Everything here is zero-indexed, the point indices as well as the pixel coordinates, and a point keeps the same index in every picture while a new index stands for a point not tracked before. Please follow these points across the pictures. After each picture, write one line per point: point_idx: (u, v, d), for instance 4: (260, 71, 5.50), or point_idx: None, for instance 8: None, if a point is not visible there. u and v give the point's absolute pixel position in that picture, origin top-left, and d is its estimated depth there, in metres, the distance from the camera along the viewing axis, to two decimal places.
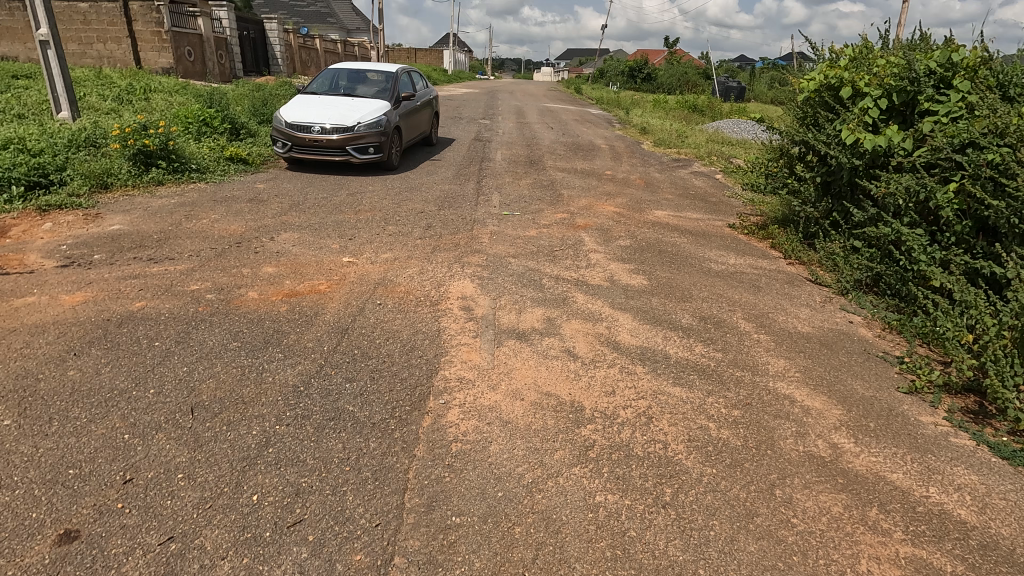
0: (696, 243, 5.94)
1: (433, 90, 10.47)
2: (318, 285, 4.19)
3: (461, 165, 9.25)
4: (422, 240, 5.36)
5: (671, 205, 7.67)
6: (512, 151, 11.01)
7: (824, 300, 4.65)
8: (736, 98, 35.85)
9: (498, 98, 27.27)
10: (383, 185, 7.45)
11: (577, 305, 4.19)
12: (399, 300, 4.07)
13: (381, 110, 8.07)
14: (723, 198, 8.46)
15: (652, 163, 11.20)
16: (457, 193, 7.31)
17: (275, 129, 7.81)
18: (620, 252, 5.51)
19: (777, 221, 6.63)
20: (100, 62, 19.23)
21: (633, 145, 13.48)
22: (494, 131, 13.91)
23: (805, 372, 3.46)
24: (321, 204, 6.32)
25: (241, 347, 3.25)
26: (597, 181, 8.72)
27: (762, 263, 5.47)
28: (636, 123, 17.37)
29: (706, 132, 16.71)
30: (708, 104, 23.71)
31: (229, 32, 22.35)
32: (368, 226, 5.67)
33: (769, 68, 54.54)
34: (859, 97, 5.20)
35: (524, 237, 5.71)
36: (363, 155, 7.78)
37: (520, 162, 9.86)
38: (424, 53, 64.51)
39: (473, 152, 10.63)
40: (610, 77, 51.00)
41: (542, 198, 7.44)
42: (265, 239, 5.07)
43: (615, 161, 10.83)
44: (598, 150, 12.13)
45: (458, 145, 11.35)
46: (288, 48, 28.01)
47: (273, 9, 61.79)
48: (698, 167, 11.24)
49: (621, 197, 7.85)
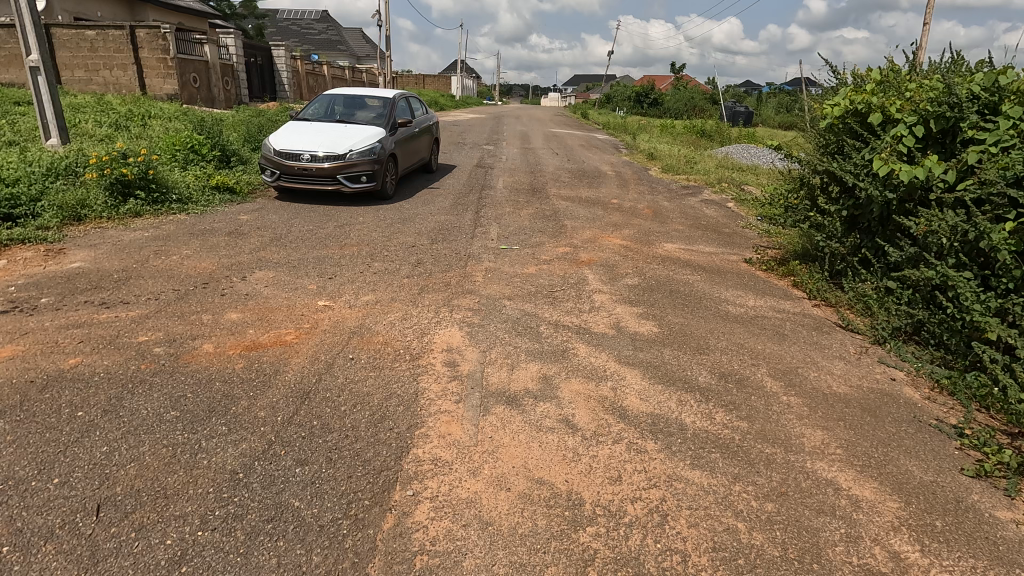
0: (710, 282, 5.42)
1: (432, 116, 10.16)
2: (284, 336, 3.70)
3: (459, 193, 8.84)
4: (409, 279, 4.89)
5: (681, 237, 7.18)
6: (514, 179, 10.61)
7: (859, 352, 4.11)
8: (745, 123, 35.58)
9: (504, 123, 27.19)
10: (375, 216, 7.02)
11: (578, 359, 3.68)
12: (374, 353, 3.57)
13: (375, 137, 7.70)
14: (737, 229, 7.96)
15: (660, 191, 10.76)
16: (453, 224, 6.87)
17: (264, 157, 7.45)
18: (627, 292, 5.01)
19: (798, 257, 6.12)
20: (106, 88, 19.28)
21: (641, 172, 13.06)
22: (498, 158, 13.58)
23: (849, 449, 2.91)
24: (304, 238, 5.89)
25: (179, 417, 2.76)
26: (603, 211, 8.26)
27: (785, 306, 4.94)
28: (644, 149, 17.02)
29: (716, 157, 16.31)
30: (717, 129, 23.37)
31: (236, 59, 22.46)
32: (352, 263, 5.22)
33: (776, 93, 54.56)
34: (890, 123, 4.74)
35: (522, 274, 5.23)
36: (356, 183, 7.38)
37: (523, 190, 9.44)
38: (433, 79, 65.26)
39: (474, 180, 10.24)
40: (617, 103, 51.18)
41: (544, 229, 6.99)
42: (236, 278, 4.63)
43: (621, 189, 10.39)
44: (604, 177, 11.72)
45: (459, 172, 10.98)
46: (295, 74, 28.19)
47: (285, 37, 63.02)
48: (709, 195, 10.77)
49: (628, 229, 7.38)
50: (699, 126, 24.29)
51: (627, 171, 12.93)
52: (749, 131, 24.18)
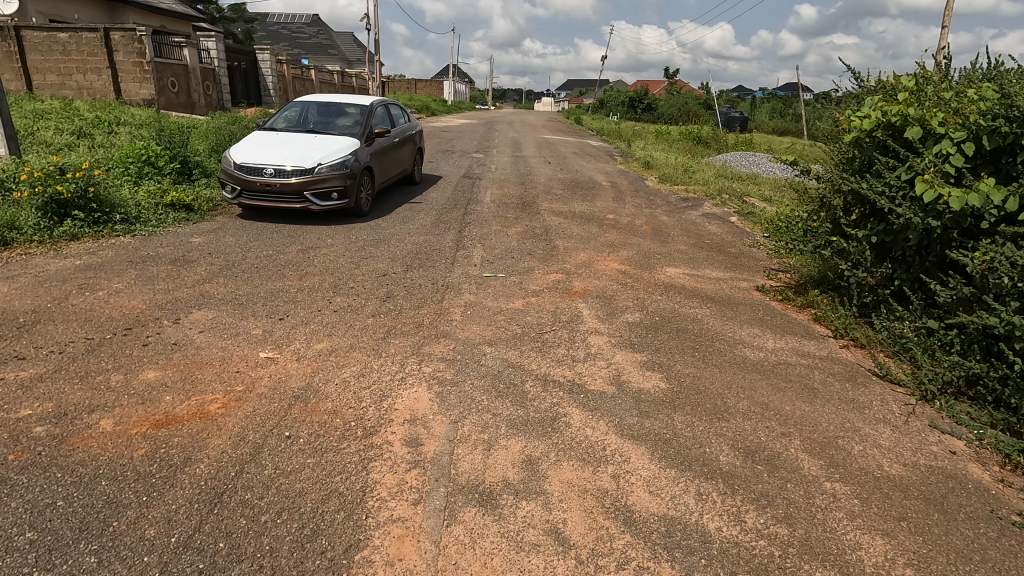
0: (721, 318, 4.76)
1: (414, 124, 9.48)
2: (207, 404, 2.98)
3: (442, 208, 8.17)
4: (373, 319, 4.21)
5: (684, 259, 6.52)
6: (503, 191, 9.95)
7: (904, 412, 3.45)
8: (740, 129, 35.15)
9: (496, 129, 26.61)
10: (346, 237, 6.32)
11: (570, 431, 3.00)
12: (319, 428, 2.88)
13: (348, 149, 7.00)
14: (743, 249, 7.32)
15: (658, 204, 10.12)
16: (432, 247, 6.19)
17: (224, 172, 6.73)
18: (626, 331, 4.35)
19: (817, 285, 5.47)
20: (79, 93, 18.50)
21: (637, 183, 12.45)
22: (487, 167, 12.92)
23: (922, 570, 2.24)
24: (261, 265, 5.18)
25: (34, 545, 2.05)
26: (598, 229, 7.61)
27: (809, 349, 4.28)
28: (639, 156, 16.44)
29: (715, 166, 15.75)
30: (713, 136, 22.83)
31: (218, 63, 21.74)
32: (310, 297, 4.53)
33: (769, 99, 54.39)
34: (931, 139, 4.11)
35: (506, 310, 4.57)
36: (326, 201, 6.68)
37: (511, 205, 8.78)
38: (424, 83, 64.63)
39: (459, 192, 9.58)
40: (610, 108, 50.80)
41: (533, 251, 6.34)
42: (167, 321, 3.91)
43: (617, 202, 9.75)
44: (599, 188, 11.09)
45: (444, 184, 10.31)
46: (281, 79, 27.47)
47: (275, 41, 62.27)
48: (709, 209, 10.15)
49: (626, 250, 6.72)
50: (694, 132, 23.75)
51: (622, 181, 12.30)
52: (745, 138, 23.67)
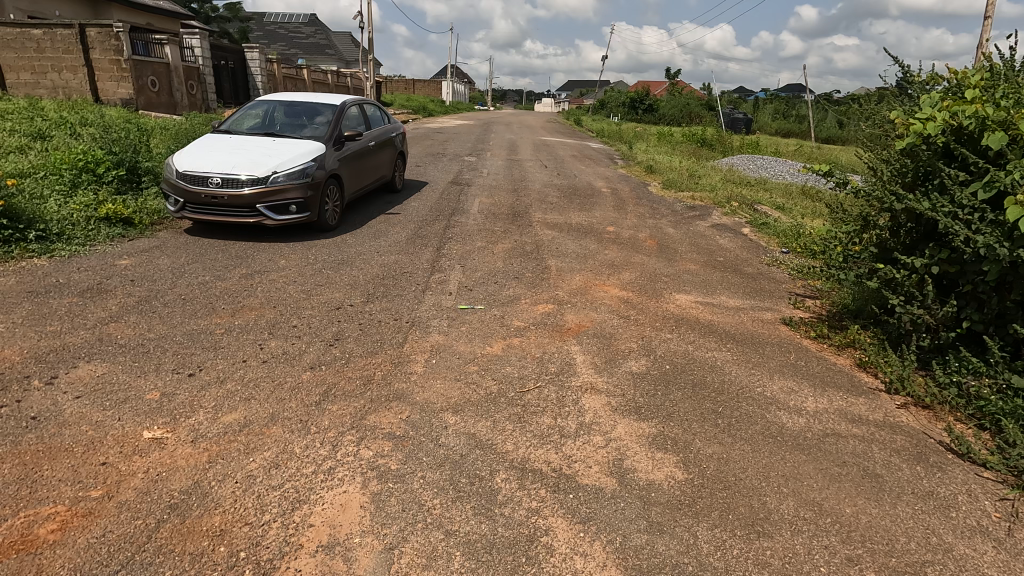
0: (745, 366, 3.88)
1: (391, 127, 8.62)
2: (37, 526, 2.10)
3: (423, 220, 7.31)
4: (310, 374, 3.33)
5: (696, 283, 5.64)
6: (493, 199, 9.09)
7: (1003, 516, 2.57)
8: (743, 131, 34.32)
9: (493, 131, 25.76)
10: (304, 257, 5.45)
11: (552, 563, 2.12)
12: (189, 566, 2.00)
13: (312, 154, 6.13)
14: (761, 269, 6.44)
15: (662, 213, 9.24)
16: (403, 269, 5.32)
17: (166, 182, 5.83)
18: (630, 385, 3.48)
19: (857, 320, 4.59)
20: (54, 92, 17.66)
21: (639, 189, 11.59)
22: (478, 172, 12.06)
23: None
24: (190, 295, 4.32)
25: None
26: (595, 245, 6.75)
27: (860, 412, 3.40)
28: (641, 160, 15.59)
29: (721, 170, 14.89)
30: (717, 137, 21.97)
31: (203, 61, 20.89)
32: (238, 340, 3.67)
33: (772, 100, 53.61)
34: (1019, 149, 3.29)
35: (481, 357, 3.70)
36: (284, 214, 5.80)
37: (501, 215, 7.92)
38: (422, 83, 63.76)
39: (445, 201, 8.71)
40: (610, 109, 50.03)
41: (520, 274, 5.48)
42: (39, 380, 3.04)
43: (617, 212, 8.90)
44: (598, 195, 10.22)
45: (429, 191, 9.45)
46: (271, 78, 26.64)
47: (271, 40, 61.50)
48: (719, 219, 9.28)
49: (628, 271, 5.84)
50: (698, 133, 22.89)
51: (624, 188, 11.44)
52: (750, 140, 22.83)
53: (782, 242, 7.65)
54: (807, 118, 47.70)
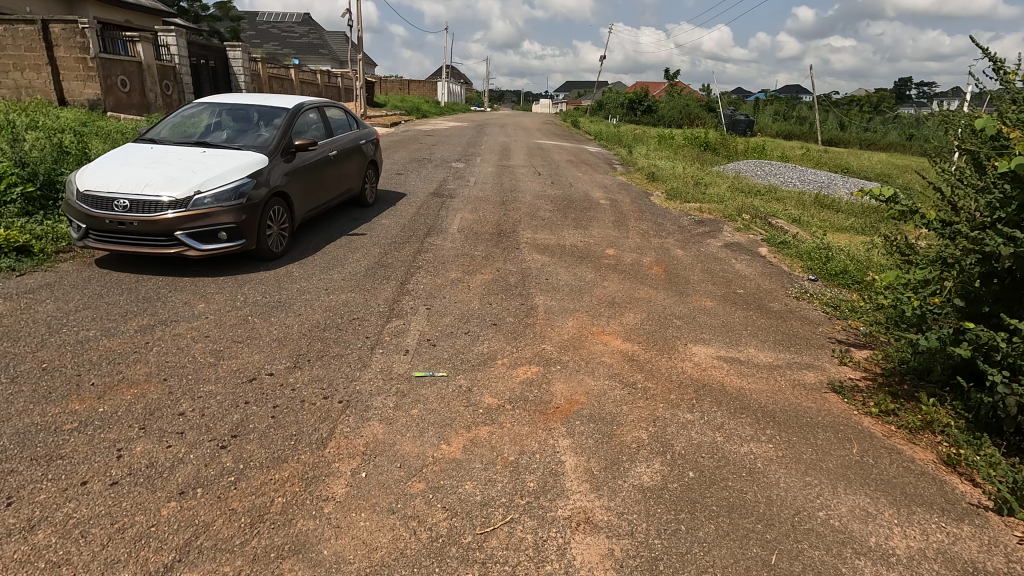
0: (794, 468, 2.85)
1: (359, 133, 7.60)
2: None
3: (392, 243, 6.28)
4: (174, 507, 2.29)
5: (715, 328, 4.61)
6: (477, 214, 8.06)
7: None
8: (744, 134, 33.36)
9: (487, 133, 24.75)
10: (232, 297, 4.40)
11: None
12: None
13: (250, 169, 5.08)
14: (789, 305, 5.42)
15: (669, 230, 8.22)
16: (353, 315, 4.28)
17: (68, 204, 4.75)
18: (640, 512, 2.45)
19: (928, 390, 3.57)
20: (17, 93, 16.59)
21: (641, 200, 10.58)
22: (465, 181, 11.02)
23: None
24: (57, 362, 3.27)
25: None
26: (592, 274, 5.72)
27: (972, 557, 2.37)
28: (642, 166, 14.59)
29: (728, 177, 13.89)
30: (721, 140, 20.98)
31: (179, 60, 19.82)
32: (90, 441, 2.62)
33: (773, 101, 52.67)
34: None
35: (432, 464, 2.66)
36: (212, 242, 4.74)
37: (485, 236, 6.90)
38: (417, 84, 62.72)
39: (422, 217, 7.68)
40: (609, 110, 49.11)
41: (501, 318, 4.45)
42: None
43: (618, 229, 7.87)
44: (597, 208, 9.20)
45: (405, 205, 8.43)
46: (255, 78, 25.60)
47: (264, 40, 60.45)
48: (731, 237, 8.27)
49: (632, 312, 4.81)
50: (700, 136, 21.90)
51: (625, 199, 10.42)
52: (755, 143, 21.86)
53: (808, 267, 6.63)
54: (809, 120, 46.79)
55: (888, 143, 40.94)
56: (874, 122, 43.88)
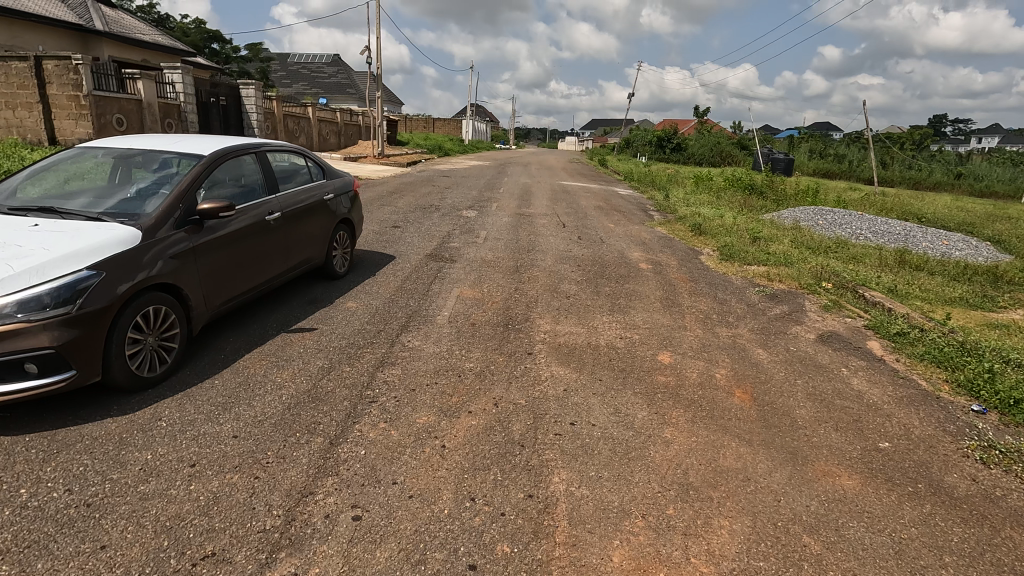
0: None
1: (324, 185, 5.76)
2: None
3: (346, 346, 4.34)
4: None
5: (886, 564, 2.47)
6: (480, 288, 6.12)
7: None
8: (782, 173, 31.23)
9: (509, 173, 23.25)
10: (12, 492, 2.48)
11: None
12: None
13: (103, 251, 3.21)
14: (978, 480, 3.24)
15: (737, 313, 6.14)
16: (208, 544, 2.28)
17: None
18: None
19: None
20: (8, 132, 15.63)
21: (690, 261, 8.54)
22: (474, 236, 9.18)
23: None
24: None
25: None
26: (642, 413, 3.66)
27: None
28: (683, 214, 12.62)
29: (787, 229, 11.79)
30: (766, 182, 18.88)
31: (185, 99, 18.87)
32: None
33: (809, 138, 50.53)
34: None
35: None
36: (15, 379, 2.86)
37: (485, 330, 4.93)
38: (442, 122, 62.44)
39: (405, 293, 5.78)
40: (637, 148, 47.74)
41: (486, 542, 2.41)
42: None
43: (668, 312, 5.84)
44: (637, 276, 7.18)
45: (390, 271, 6.55)
46: (269, 117, 24.73)
47: (293, 81, 61.46)
48: (821, 323, 6.13)
49: (720, 515, 2.72)
50: (742, 177, 19.93)
51: (669, 260, 8.40)
52: (803, 185, 19.72)
53: (963, 389, 4.44)
54: (848, 158, 44.40)
55: (937, 182, 38.19)
56: (920, 159, 41.32)
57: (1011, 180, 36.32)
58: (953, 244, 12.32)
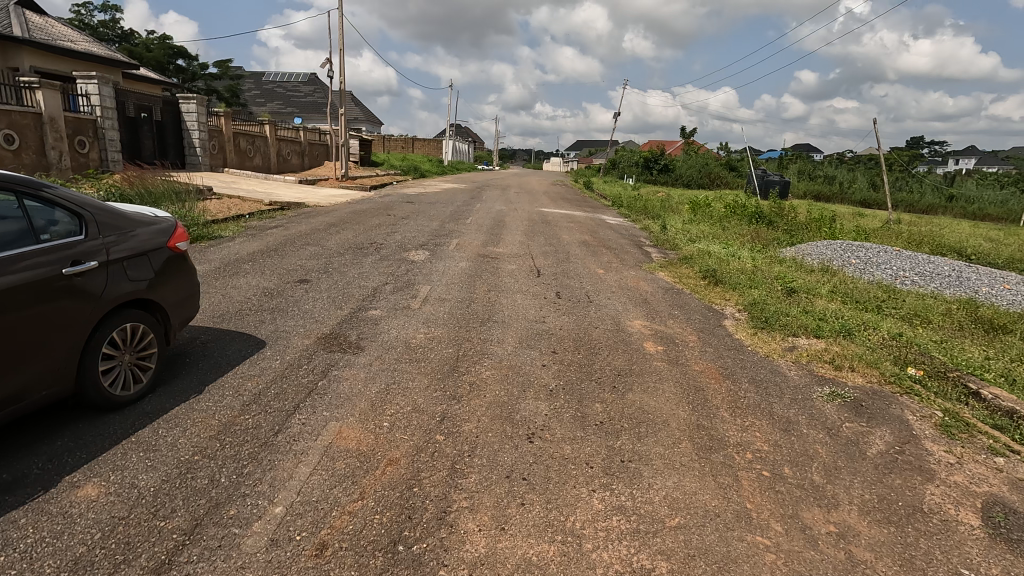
0: None
1: (75, 250, 3.16)
2: None
3: None
4: None
5: None
6: (376, 423, 3.48)
7: None
8: (774, 197, 29.37)
9: (485, 198, 20.86)
10: None
11: None
12: None
13: None
14: None
15: (821, 460, 3.57)
16: None
17: None
18: None
19: None
20: None
21: (713, 334, 6.01)
22: (409, 295, 6.57)
23: None
24: None
25: None
26: None
27: None
28: (687, 254, 10.19)
29: (818, 274, 9.38)
30: (773, 209, 16.54)
31: (102, 113, 16.24)
32: None
33: (797, 159, 49.16)
34: None
35: None
36: None
37: (340, 573, 2.28)
38: (422, 143, 60.22)
39: (226, 446, 3.12)
40: (623, 169, 46.00)
41: None
42: None
43: (707, 473, 3.26)
44: (644, 376, 4.60)
45: (234, 383, 3.89)
46: (216, 135, 22.13)
47: (267, 100, 59.13)
48: (961, 475, 3.59)
49: None
50: (742, 203, 17.72)
51: (686, 335, 5.84)
52: (814, 213, 17.41)
53: None
54: (841, 180, 42.73)
55: (930, 205, 36.58)
56: (911, 182, 39.86)
57: (1003, 203, 34.72)
58: (1018, 289, 9.97)
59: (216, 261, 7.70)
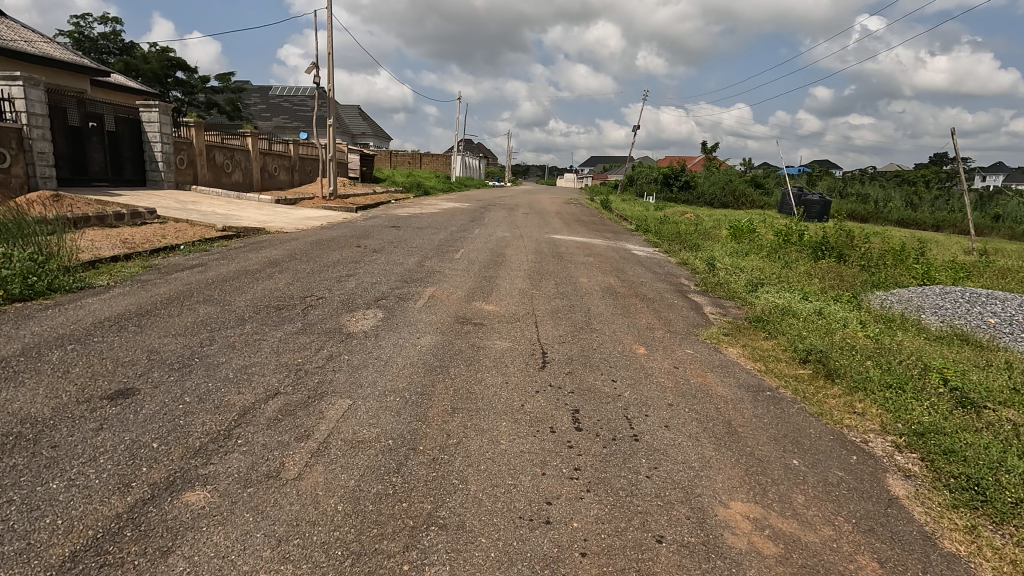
0: None
1: None
2: None
3: None
4: None
5: None
6: None
7: None
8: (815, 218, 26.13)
9: (487, 222, 17.92)
10: None
11: None
12: None
13: None
14: None
15: None
16: None
17: None
18: None
19: None
20: None
21: (902, 547, 2.86)
22: (298, 429, 3.54)
23: None
24: None
25: None
26: None
27: None
28: (761, 313, 7.09)
29: (966, 351, 6.18)
30: (840, 238, 13.34)
31: (28, 121, 13.60)
32: None
33: (826, 175, 45.91)
34: None
35: None
36: None
37: None
38: (431, 159, 57.95)
39: None
40: (640, 187, 43.11)
41: None
42: None
43: None
44: None
45: None
46: (184, 149, 19.52)
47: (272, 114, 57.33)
48: None
49: None
50: (797, 230, 14.56)
51: (850, 559, 2.70)
52: (888, 242, 14.18)
53: None
54: (876, 199, 39.34)
55: (978, 226, 33.14)
56: (954, 200, 36.43)
57: None
58: None
59: (21, 342, 4.76)
